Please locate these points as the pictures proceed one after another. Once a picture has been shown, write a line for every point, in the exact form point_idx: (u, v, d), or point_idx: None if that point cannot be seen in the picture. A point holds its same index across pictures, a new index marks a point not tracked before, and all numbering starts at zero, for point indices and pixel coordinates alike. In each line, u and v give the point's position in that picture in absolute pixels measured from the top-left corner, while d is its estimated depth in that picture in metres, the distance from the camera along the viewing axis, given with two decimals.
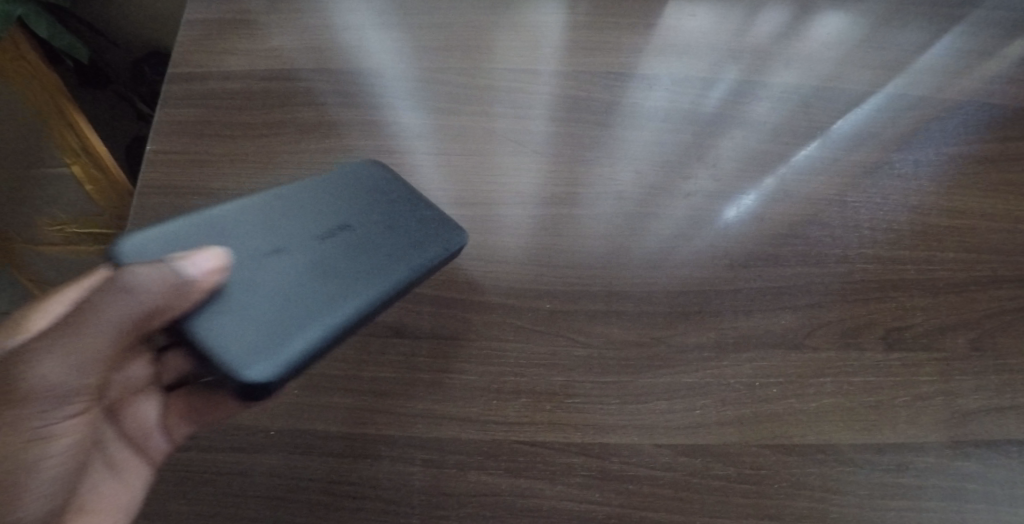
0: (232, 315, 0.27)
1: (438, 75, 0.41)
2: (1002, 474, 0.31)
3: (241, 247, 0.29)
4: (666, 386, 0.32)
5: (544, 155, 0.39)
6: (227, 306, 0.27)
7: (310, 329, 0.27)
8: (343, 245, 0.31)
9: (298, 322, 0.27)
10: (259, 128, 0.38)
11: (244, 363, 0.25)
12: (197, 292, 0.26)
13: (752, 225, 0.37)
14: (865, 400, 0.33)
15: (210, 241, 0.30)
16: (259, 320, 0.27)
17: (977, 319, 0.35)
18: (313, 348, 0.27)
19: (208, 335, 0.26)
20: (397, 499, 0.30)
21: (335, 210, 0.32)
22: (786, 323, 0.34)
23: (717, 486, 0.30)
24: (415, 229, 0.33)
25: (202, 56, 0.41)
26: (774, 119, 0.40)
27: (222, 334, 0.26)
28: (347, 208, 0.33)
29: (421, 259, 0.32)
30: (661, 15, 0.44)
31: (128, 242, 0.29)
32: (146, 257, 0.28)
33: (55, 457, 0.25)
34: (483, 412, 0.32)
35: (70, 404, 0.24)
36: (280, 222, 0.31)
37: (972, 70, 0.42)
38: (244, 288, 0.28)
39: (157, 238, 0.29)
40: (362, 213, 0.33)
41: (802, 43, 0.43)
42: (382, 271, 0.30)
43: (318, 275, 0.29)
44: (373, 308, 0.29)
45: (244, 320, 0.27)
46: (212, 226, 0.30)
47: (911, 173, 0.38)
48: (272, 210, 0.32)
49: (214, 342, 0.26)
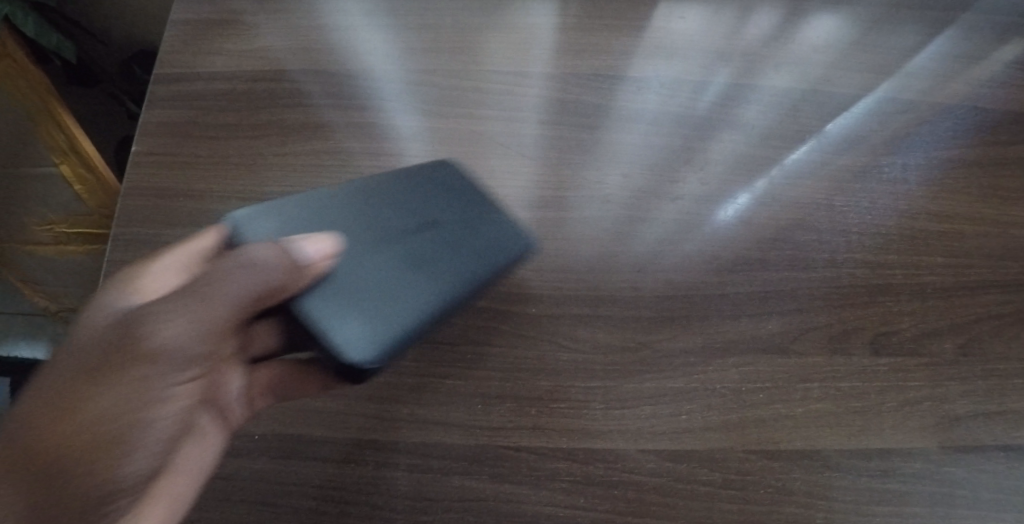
0: (335, 295, 0.28)
1: (426, 76, 0.41)
2: (987, 479, 0.31)
3: (343, 229, 0.30)
4: (652, 391, 0.32)
5: (532, 158, 0.38)
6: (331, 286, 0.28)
7: (408, 321, 0.28)
8: (433, 240, 0.31)
9: (398, 307, 0.28)
10: (245, 130, 0.38)
11: (348, 343, 0.26)
12: (309, 274, 0.26)
13: (740, 229, 0.36)
14: (852, 406, 0.33)
15: (314, 221, 0.31)
16: (362, 301, 0.28)
17: (965, 324, 0.35)
18: (411, 335, 0.28)
19: (317, 315, 0.27)
20: (382, 504, 0.30)
21: (427, 202, 0.33)
22: (773, 328, 0.34)
23: (703, 491, 0.30)
24: (495, 227, 0.34)
25: (187, 57, 0.41)
26: (764, 122, 0.40)
27: (335, 317, 0.27)
28: (436, 201, 0.34)
29: (502, 257, 0.33)
30: (652, 17, 0.43)
31: (241, 216, 0.30)
32: (256, 232, 0.29)
33: (168, 420, 0.24)
34: (468, 417, 0.32)
35: (190, 369, 0.24)
36: (377, 208, 0.32)
37: (962, 74, 0.41)
38: (348, 268, 0.29)
39: (266, 213, 0.30)
40: (450, 207, 0.34)
41: (793, 45, 0.43)
42: (471, 265, 0.31)
43: (415, 264, 0.30)
44: (462, 301, 0.30)
45: (347, 300, 0.28)
46: (315, 206, 0.31)
47: (901, 177, 0.38)
48: (371, 197, 0.32)
49: (320, 319, 0.27)
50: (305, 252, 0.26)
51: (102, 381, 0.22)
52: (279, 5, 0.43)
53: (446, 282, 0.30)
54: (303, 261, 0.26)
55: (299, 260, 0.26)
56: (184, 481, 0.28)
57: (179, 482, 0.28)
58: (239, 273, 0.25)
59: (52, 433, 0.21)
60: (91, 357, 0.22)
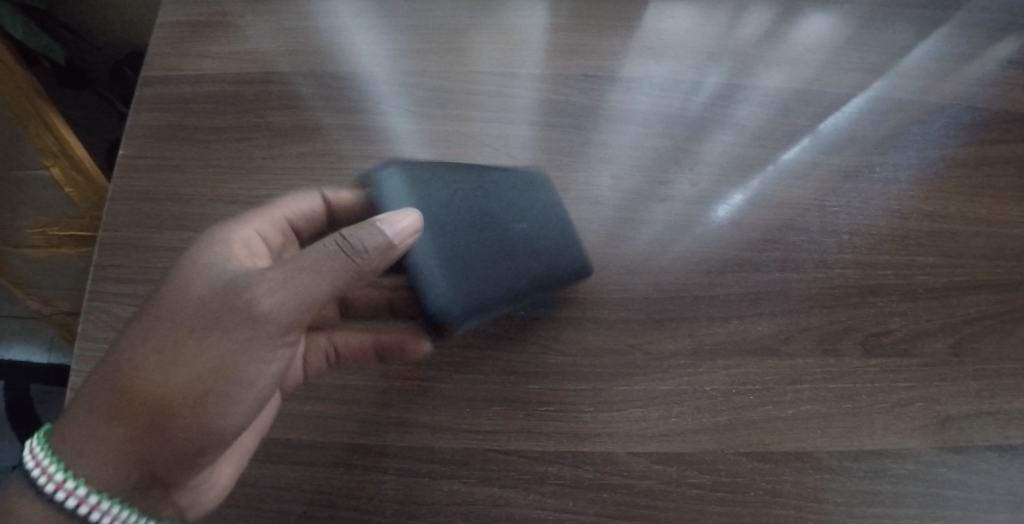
0: (436, 264, 0.33)
1: (415, 78, 0.41)
2: (979, 480, 0.31)
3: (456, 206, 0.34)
4: (641, 393, 0.32)
5: (521, 160, 0.38)
6: (435, 256, 0.33)
7: (486, 299, 0.33)
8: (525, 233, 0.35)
9: (482, 285, 0.33)
10: (233, 132, 0.38)
11: (439, 302, 0.33)
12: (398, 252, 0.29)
13: (730, 230, 0.36)
14: (843, 407, 0.32)
15: (437, 189, 0.34)
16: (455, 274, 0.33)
17: (957, 325, 0.34)
18: (484, 309, 0.33)
19: (424, 273, 0.33)
20: (370, 508, 0.30)
21: (527, 197, 0.36)
22: (763, 330, 0.34)
23: (693, 494, 0.30)
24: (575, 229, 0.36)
25: (174, 59, 0.41)
26: (755, 123, 0.40)
27: (434, 280, 0.33)
28: (534, 197, 0.36)
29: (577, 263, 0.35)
30: (642, 17, 0.43)
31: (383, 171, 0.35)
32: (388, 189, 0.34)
33: (265, 380, 0.26)
34: (457, 420, 0.31)
35: (286, 335, 0.26)
36: (487, 194, 0.35)
37: (954, 73, 0.41)
38: (451, 243, 0.33)
39: (400, 174, 0.35)
40: (543, 205, 0.36)
41: (784, 45, 0.42)
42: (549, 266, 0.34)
43: (504, 253, 0.34)
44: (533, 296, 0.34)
45: (444, 270, 0.33)
46: (438, 176, 0.35)
47: (892, 177, 0.38)
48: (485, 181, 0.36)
49: (423, 279, 0.33)
50: (393, 230, 0.28)
51: (205, 339, 0.25)
52: (266, 6, 0.43)
53: (531, 265, 0.34)
54: (393, 238, 0.28)
55: (389, 236, 0.28)
56: (250, 436, 0.30)
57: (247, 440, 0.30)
58: (341, 251, 0.27)
59: (160, 382, 0.25)
60: (193, 315, 0.26)
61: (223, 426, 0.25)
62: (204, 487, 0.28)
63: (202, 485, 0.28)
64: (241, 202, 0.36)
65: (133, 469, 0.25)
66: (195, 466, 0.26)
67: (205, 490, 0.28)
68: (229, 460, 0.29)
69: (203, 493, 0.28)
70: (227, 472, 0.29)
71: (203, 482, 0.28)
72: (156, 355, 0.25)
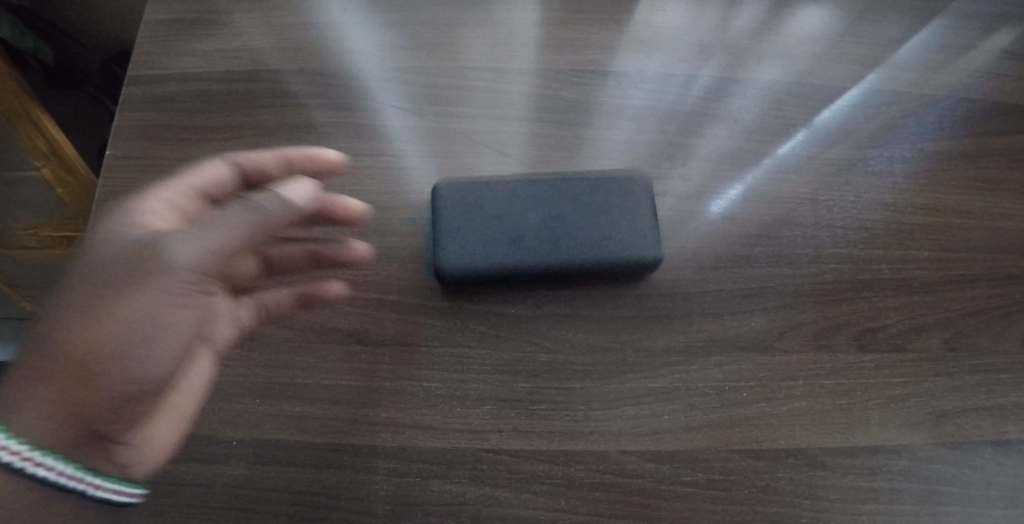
0: (488, 248, 0.34)
1: (404, 74, 0.40)
2: (976, 475, 0.31)
3: (506, 205, 0.35)
4: (633, 391, 0.32)
5: (512, 156, 0.38)
6: (486, 244, 0.34)
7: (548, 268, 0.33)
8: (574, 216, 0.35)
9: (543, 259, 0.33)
10: (221, 132, 0.38)
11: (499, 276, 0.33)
12: (296, 215, 0.25)
13: (723, 226, 0.36)
14: (837, 403, 0.32)
15: (481, 197, 0.35)
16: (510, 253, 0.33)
17: (952, 319, 0.34)
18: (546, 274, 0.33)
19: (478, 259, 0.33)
20: (361, 509, 0.30)
21: (563, 188, 0.36)
22: (757, 326, 0.34)
23: (686, 492, 0.30)
24: (614, 205, 0.35)
25: (160, 58, 0.40)
26: (748, 117, 0.39)
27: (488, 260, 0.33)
28: (569, 186, 0.36)
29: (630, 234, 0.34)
30: (634, 9, 0.42)
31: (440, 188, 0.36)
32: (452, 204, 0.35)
33: (188, 328, 0.23)
34: (447, 420, 0.31)
35: (199, 284, 0.22)
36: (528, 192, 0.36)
37: (949, 64, 0.41)
38: (505, 232, 0.34)
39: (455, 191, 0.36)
40: (581, 190, 0.36)
41: (779, 37, 0.42)
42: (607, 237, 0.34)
43: (560, 232, 0.34)
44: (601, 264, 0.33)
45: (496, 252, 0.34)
46: (483, 188, 0.36)
47: (886, 170, 0.38)
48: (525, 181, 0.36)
49: (478, 261, 0.33)
50: (294, 192, 0.25)
51: (116, 288, 0.21)
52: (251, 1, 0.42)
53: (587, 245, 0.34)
54: (295, 202, 0.25)
55: (290, 200, 0.25)
56: (189, 395, 0.27)
57: (185, 399, 0.27)
58: (240, 207, 0.23)
59: (74, 328, 0.20)
60: (103, 273, 0.21)
61: (117, 380, 0.21)
62: (142, 445, 0.24)
63: (148, 441, 0.25)
64: None
65: (64, 422, 0.20)
66: (127, 420, 0.22)
67: (139, 451, 0.24)
68: (167, 421, 0.26)
69: (146, 456, 0.24)
70: (165, 431, 0.26)
71: (147, 438, 0.24)
72: (70, 312, 0.21)
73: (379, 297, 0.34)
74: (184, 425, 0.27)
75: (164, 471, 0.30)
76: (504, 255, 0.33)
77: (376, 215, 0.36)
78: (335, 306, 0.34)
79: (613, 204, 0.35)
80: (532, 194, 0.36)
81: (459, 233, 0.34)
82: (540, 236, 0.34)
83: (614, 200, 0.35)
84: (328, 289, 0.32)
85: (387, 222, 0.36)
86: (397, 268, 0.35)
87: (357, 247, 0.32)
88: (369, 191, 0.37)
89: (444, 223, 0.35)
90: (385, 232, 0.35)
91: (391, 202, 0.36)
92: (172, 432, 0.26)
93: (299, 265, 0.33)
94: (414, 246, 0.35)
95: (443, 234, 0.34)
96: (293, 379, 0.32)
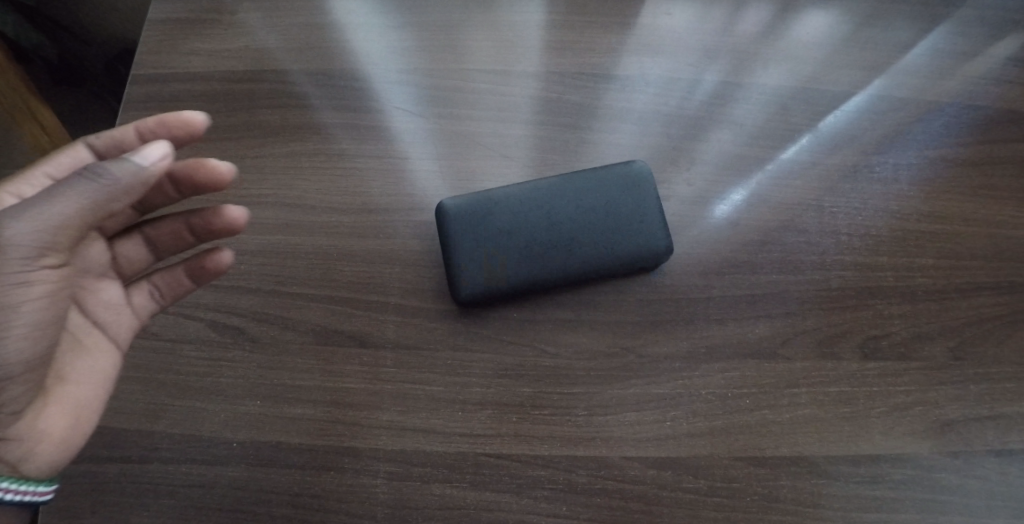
0: (504, 267, 0.33)
1: (406, 76, 0.40)
2: (979, 485, 0.31)
3: (516, 220, 0.35)
4: (636, 397, 0.32)
5: (516, 159, 0.38)
6: (501, 263, 0.33)
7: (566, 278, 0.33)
8: (585, 222, 0.35)
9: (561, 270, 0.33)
10: (224, 132, 0.38)
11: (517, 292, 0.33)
12: (149, 181, 0.25)
13: (726, 232, 0.36)
14: (841, 411, 0.32)
15: (490, 216, 0.35)
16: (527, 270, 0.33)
17: (957, 327, 0.34)
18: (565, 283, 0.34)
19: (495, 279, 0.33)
20: (362, 512, 0.29)
21: (572, 193, 0.35)
22: (760, 333, 0.33)
23: (688, 499, 0.30)
24: (625, 202, 0.35)
25: (163, 57, 0.40)
26: (752, 121, 0.39)
27: (506, 278, 0.33)
28: (579, 190, 0.35)
29: (643, 230, 0.34)
30: (639, 13, 0.42)
31: (444, 207, 0.35)
32: (458, 225, 0.34)
33: (34, 302, 0.24)
34: (447, 424, 0.31)
35: (43, 257, 0.23)
36: (538, 201, 0.35)
37: (956, 70, 0.40)
38: (519, 249, 0.34)
39: (460, 211, 0.34)
40: (591, 193, 0.35)
41: (784, 42, 0.41)
42: (620, 238, 0.34)
43: (574, 240, 0.34)
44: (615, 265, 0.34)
45: (514, 270, 0.33)
46: (489, 204, 0.35)
47: (891, 177, 0.37)
48: (532, 190, 0.35)
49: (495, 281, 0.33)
50: (140, 156, 0.24)
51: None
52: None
53: (600, 252, 0.34)
54: (144, 166, 0.24)
55: (136, 165, 0.24)
56: (85, 388, 0.29)
57: (83, 389, 0.29)
58: (77, 176, 0.23)
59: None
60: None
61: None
62: (33, 438, 0.26)
63: (37, 435, 0.26)
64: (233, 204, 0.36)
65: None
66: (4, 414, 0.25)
67: (38, 446, 0.26)
68: (61, 413, 0.28)
69: (44, 444, 0.27)
70: (61, 422, 0.27)
71: (39, 428, 0.27)
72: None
73: (381, 299, 0.34)
74: (90, 416, 0.29)
75: (166, 471, 0.30)
76: (518, 268, 0.33)
77: (379, 217, 0.36)
78: (337, 309, 0.34)
79: (624, 201, 0.35)
80: (543, 203, 0.35)
81: (472, 248, 0.34)
82: (552, 243, 0.34)
83: (625, 196, 0.35)
84: (216, 260, 0.32)
85: (390, 224, 0.36)
86: (400, 271, 0.34)
87: (230, 212, 0.31)
88: (372, 193, 0.37)
89: (457, 241, 0.34)
90: (388, 234, 0.35)
91: (394, 205, 0.36)
92: (68, 423, 0.28)
93: (189, 238, 0.34)
94: (417, 248, 0.35)
95: (457, 252, 0.34)
96: (295, 381, 0.32)
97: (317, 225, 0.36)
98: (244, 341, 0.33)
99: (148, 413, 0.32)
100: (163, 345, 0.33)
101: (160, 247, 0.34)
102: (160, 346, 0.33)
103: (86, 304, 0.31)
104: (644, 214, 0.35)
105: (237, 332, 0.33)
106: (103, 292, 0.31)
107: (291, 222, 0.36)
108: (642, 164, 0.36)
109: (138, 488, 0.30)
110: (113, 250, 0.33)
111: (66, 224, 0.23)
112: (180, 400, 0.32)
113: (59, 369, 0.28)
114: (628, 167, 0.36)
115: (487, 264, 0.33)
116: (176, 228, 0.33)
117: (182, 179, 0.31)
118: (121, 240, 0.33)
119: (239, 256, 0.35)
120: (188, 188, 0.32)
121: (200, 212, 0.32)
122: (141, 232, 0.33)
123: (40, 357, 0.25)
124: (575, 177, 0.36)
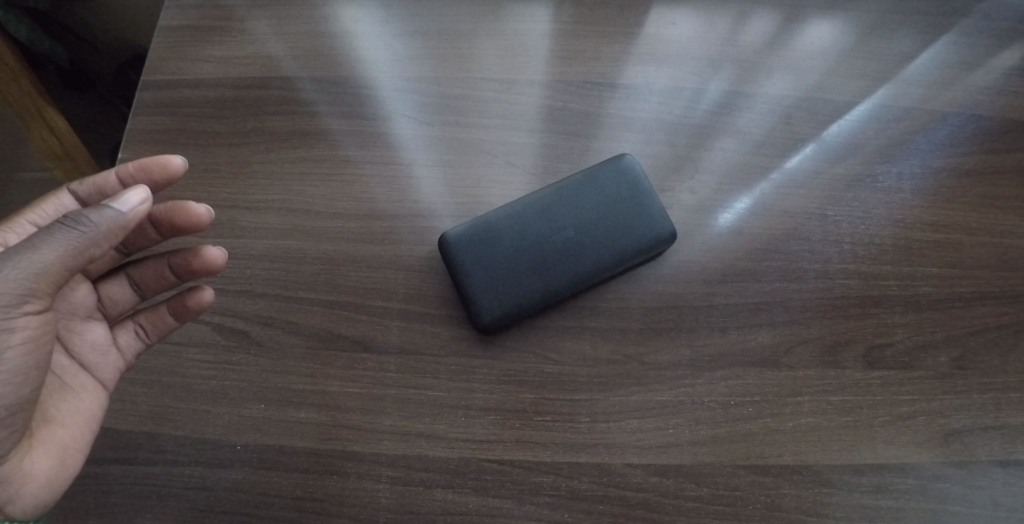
0: (510, 281, 0.33)
1: (413, 84, 0.40)
2: (985, 496, 0.31)
3: (520, 238, 0.35)
4: (638, 404, 0.32)
5: (521, 167, 0.38)
6: (508, 279, 0.34)
7: (575, 286, 0.33)
8: (588, 228, 0.35)
9: (571, 277, 0.33)
10: (231, 138, 0.38)
11: (524, 304, 0.33)
12: (127, 225, 0.26)
13: (730, 240, 0.36)
14: (843, 420, 0.32)
15: (495, 240, 0.35)
16: (537, 282, 0.33)
17: (961, 336, 0.34)
18: (574, 291, 0.34)
19: (501, 292, 0.33)
20: (364, 516, 0.30)
21: (572, 203, 0.35)
22: (763, 341, 0.34)
23: (690, 506, 0.30)
24: (621, 198, 0.35)
25: (171, 62, 0.41)
26: (756, 131, 0.39)
27: (511, 289, 0.33)
28: (578, 198, 0.36)
29: (643, 221, 0.35)
30: (645, 22, 0.42)
31: (446, 238, 0.34)
32: (464, 254, 0.34)
33: (15, 348, 0.24)
34: (450, 429, 0.31)
35: (23, 304, 0.24)
36: (539, 217, 0.35)
37: (961, 80, 0.41)
38: (525, 265, 0.34)
39: (463, 241, 0.34)
40: (589, 197, 0.36)
41: (789, 51, 0.41)
42: (623, 234, 0.34)
43: (579, 247, 0.34)
44: (621, 264, 0.34)
45: (522, 285, 0.33)
46: (491, 228, 0.35)
47: (895, 186, 0.38)
48: (531, 207, 0.35)
49: (502, 294, 0.33)
50: (120, 202, 0.25)
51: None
52: (263, 6, 0.42)
53: (604, 254, 0.34)
54: (123, 213, 0.25)
55: (115, 211, 0.25)
56: (70, 429, 0.30)
57: (68, 431, 0.30)
58: (59, 225, 0.24)
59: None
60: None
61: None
62: (18, 481, 0.27)
63: (23, 477, 0.27)
64: (239, 208, 0.37)
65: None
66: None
67: (24, 488, 0.27)
68: (48, 454, 0.29)
69: (30, 484, 0.28)
70: (45, 463, 0.28)
71: (23, 470, 0.28)
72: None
73: (385, 305, 0.34)
74: (78, 457, 0.30)
75: (170, 474, 0.31)
76: (526, 281, 0.33)
77: (384, 222, 0.36)
78: (342, 313, 0.34)
79: (621, 197, 0.35)
80: (544, 218, 0.35)
81: (479, 271, 0.34)
82: (557, 251, 0.34)
83: (621, 192, 0.36)
84: (197, 299, 0.32)
85: (395, 230, 0.36)
86: (405, 277, 0.35)
87: (209, 253, 0.32)
88: (378, 199, 0.37)
89: (464, 262, 0.34)
90: (393, 240, 0.36)
91: (400, 211, 0.37)
92: (53, 462, 0.29)
93: (169, 279, 0.35)
94: (423, 254, 0.35)
95: (463, 268, 0.34)
96: (299, 386, 0.32)
97: (323, 231, 0.36)
98: (249, 345, 0.33)
99: (154, 417, 0.32)
100: (168, 349, 0.33)
101: (143, 286, 0.35)
102: (165, 349, 0.33)
103: (71, 345, 0.33)
104: (641, 204, 0.35)
105: (243, 335, 0.34)
106: (87, 332, 0.34)
107: (297, 227, 0.36)
108: (632, 159, 0.37)
109: (142, 490, 0.30)
110: (99, 292, 0.35)
111: (46, 271, 0.24)
112: (184, 403, 0.32)
113: (47, 413, 0.30)
114: (618, 163, 0.36)
115: (493, 282, 0.33)
116: (158, 268, 0.34)
117: (162, 223, 0.33)
118: (106, 282, 0.35)
119: (246, 260, 0.35)
120: (169, 229, 0.33)
121: (180, 253, 0.32)
122: (125, 273, 0.35)
123: (23, 402, 0.26)
124: (570, 187, 0.36)
